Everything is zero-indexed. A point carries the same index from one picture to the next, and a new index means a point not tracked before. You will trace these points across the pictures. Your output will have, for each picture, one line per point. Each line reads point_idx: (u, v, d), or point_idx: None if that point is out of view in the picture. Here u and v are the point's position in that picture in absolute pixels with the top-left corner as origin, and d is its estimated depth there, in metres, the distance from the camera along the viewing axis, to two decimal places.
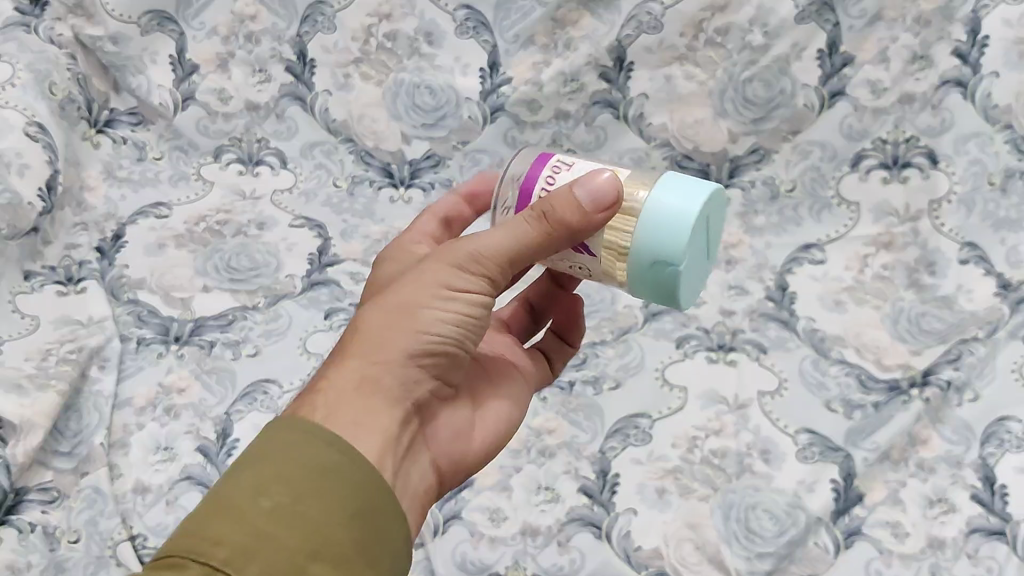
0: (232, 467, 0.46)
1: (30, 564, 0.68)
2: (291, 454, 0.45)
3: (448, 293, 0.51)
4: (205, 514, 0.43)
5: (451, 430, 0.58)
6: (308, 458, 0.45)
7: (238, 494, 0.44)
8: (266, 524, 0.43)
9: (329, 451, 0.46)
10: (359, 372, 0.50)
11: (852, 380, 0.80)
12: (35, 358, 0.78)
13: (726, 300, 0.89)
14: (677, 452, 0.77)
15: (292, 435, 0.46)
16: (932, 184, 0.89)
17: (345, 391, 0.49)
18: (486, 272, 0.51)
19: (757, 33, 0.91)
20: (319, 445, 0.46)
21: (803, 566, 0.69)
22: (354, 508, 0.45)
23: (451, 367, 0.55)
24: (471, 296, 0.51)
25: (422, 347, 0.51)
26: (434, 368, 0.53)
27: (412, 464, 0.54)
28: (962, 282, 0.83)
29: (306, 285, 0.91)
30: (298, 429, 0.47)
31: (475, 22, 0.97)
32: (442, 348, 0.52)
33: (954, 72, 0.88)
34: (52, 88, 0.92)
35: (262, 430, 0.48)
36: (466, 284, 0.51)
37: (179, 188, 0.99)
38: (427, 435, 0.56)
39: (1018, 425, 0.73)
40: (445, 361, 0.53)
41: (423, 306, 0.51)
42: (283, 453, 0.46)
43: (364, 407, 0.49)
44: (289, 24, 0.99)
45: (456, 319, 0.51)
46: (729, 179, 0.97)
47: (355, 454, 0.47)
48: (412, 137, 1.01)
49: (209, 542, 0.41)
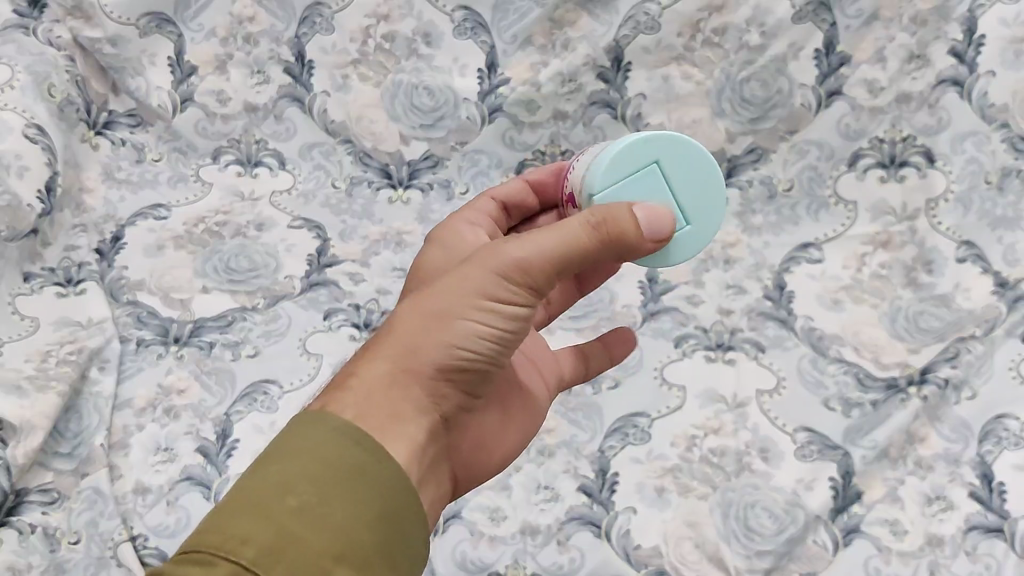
0: (255, 464, 0.46)
1: (31, 565, 0.68)
2: (316, 452, 0.46)
3: (479, 296, 0.51)
4: (234, 510, 0.43)
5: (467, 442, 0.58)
6: (334, 456, 0.46)
7: (265, 492, 0.43)
8: (293, 525, 0.43)
9: (355, 451, 0.46)
10: (389, 373, 0.50)
11: (850, 378, 0.81)
12: (35, 359, 0.78)
13: (724, 299, 0.89)
14: (675, 451, 0.77)
15: (318, 432, 0.46)
16: (929, 183, 0.89)
17: (376, 387, 0.50)
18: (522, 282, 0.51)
19: (755, 32, 0.92)
20: (344, 443, 0.46)
21: (803, 564, 0.69)
22: (377, 510, 0.45)
23: (482, 377, 0.54)
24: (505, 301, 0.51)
25: (454, 351, 0.51)
26: (461, 374, 0.52)
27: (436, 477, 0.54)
28: (959, 281, 0.84)
29: (305, 285, 0.91)
30: (324, 427, 0.47)
31: (473, 23, 0.97)
32: (472, 354, 0.51)
33: (951, 71, 0.87)
34: (52, 90, 0.92)
35: (288, 424, 0.48)
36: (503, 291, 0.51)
37: (178, 189, 0.99)
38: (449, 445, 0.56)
39: (1016, 423, 0.73)
40: (478, 377, 0.53)
41: (462, 321, 0.51)
42: (310, 451, 0.46)
43: (398, 416, 0.49)
44: (287, 26, 0.99)
45: (485, 323, 0.51)
46: (728, 179, 0.96)
47: (381, 456, 0.47)
48: (411, 138, 1.01)
49: (236, 540, 0.41)
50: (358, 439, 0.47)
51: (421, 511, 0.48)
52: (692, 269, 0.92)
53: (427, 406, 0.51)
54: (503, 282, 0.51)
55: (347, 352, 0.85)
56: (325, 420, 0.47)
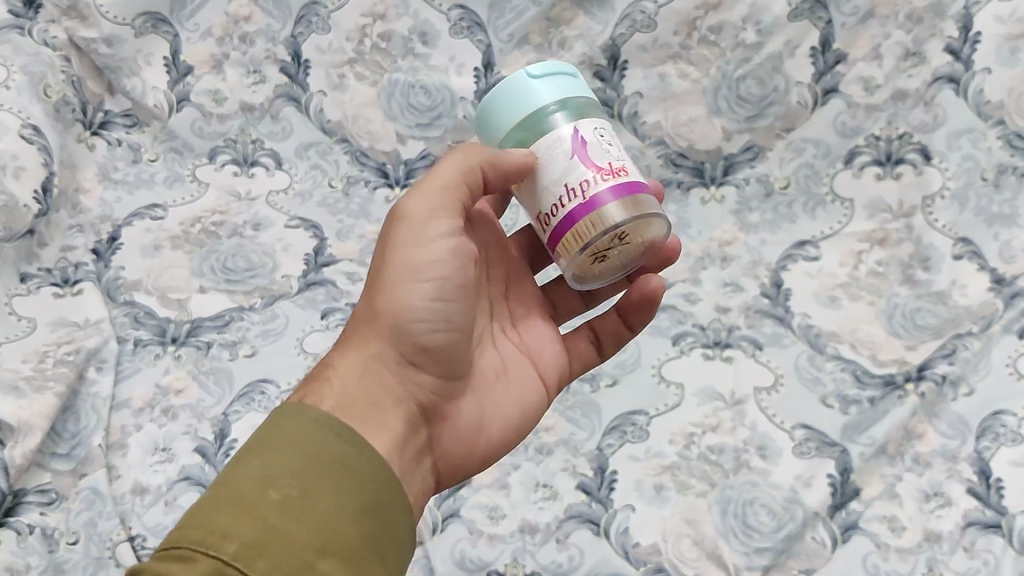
0: (234, 460, 0.46)
1: (30, 565, 0.68)
2: (298, 444, 0.46)
3: (414, 251, 0.55)
4: (218, 506, 0.43)
5: (456, 435, 0.59)
6: (315, 448, 0.46)
7: (248, 488, 0.44)
8: (279, 518, 0.43)
9: (338, 442, 0.47)
10: (357, 356, 0.54)
11: (848, 375, 0.81)
12: (33, 359, 0.78)
13: (721, 297, 0.89)
14: (674, 448, 0.77)
15: (300, 425, 0.47)
16: (925, 180, 0.89)
17: (345, 371, 0.53)
18: (443, 219, 0.56)
19: (750, 31, 0.92)
20: (326, 436, 0.47)
21: (802, 560, 0.69)
22: (361, 503, 0.46)
23: (448, 355, 0.57)
24: (439, 249, 0.55)
25: (408, 319, 0.54)
26: (425, 349, 0.55)
27: (417, 465, 0.54)
28: (956, 278, 0.84)
29: (302, 285, 0.91)
30: (306, 420, 0.47)
31: (470, 22, 0.97)
32: (427, 320, 0.55)
33: (947, 68, 0.88)
34: (47, 90, 0.92)
35: (268, 418, 0.48)
36: (431, 237, 0.55)
37: (174, 190, 0.98)
38: (432, 435, 0.57)
39: (1013, 419, 0.73)
40: (441, 351, 0.56)
41: (411, 284, 0.54)
42: (291, 445, 0.46)
43: (363, 391, 0.52)
44: (283, 25, 0.99)
45: (430, 280, 0.55)
46: (723, 177, 0.97)
47: (365, 449, 0.47)
48: (407, 137, 1.01)
49: (220, 535, 0.41)
50: (331, 429, 0.47)
51: (405, 502, 0.49)
52: (689, 267, 0.92)
53: (398, 391, 0.54)
54: (427, 226, 0.55)
55: None
56: (306, 411, 0.48)
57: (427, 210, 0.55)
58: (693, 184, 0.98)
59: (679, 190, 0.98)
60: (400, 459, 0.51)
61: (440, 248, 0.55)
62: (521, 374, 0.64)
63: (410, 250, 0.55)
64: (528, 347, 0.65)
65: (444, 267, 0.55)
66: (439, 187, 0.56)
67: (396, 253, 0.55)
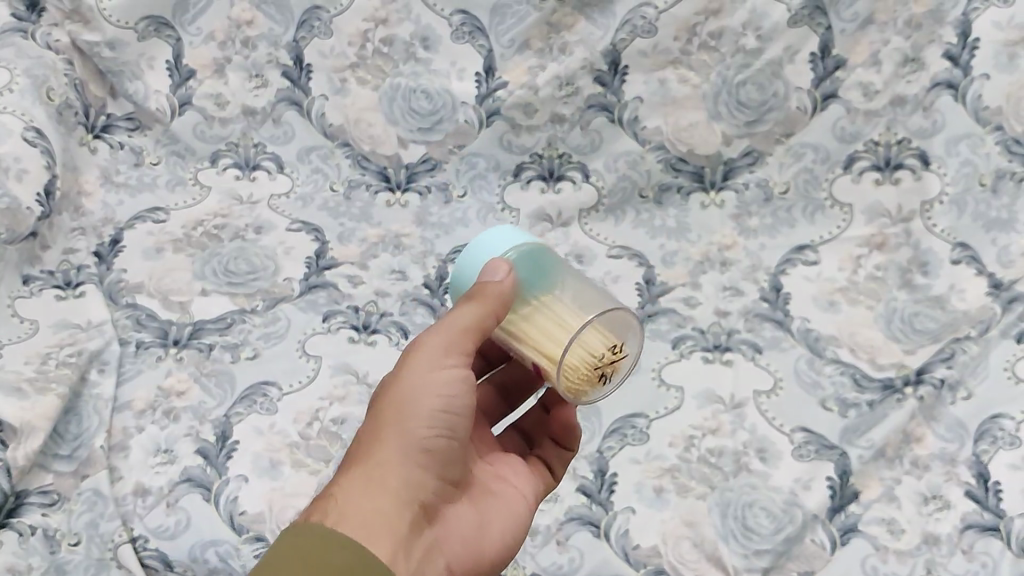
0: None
1: (32, 566, 0.68)
2: (309, 563, 0.48)
3: (427, 376, 0.56)
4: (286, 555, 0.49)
5: (459, 538, 0.60)
6: (326, 563, 0.48)
7: None
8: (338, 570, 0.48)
9: (342, 550, 0.49)
10: (361, 477, 0.54)
11: (846, 379, 0.81)
12: (35, 361, 0.78)
13: (721, 301, 0.89)
14: (674, 451, 0.78)
15: (307, 536, 0.50)
16: (923, 185, 0.89)
17: (350, 491, 0.53)
18: (455, 354, 0.57)
19: (750, 36, 0.93)
20: (332, 552, 0.49)
21: (801, 563, 0.69)
22: None
23: (449, 460, 0.58)
24: (446, 377, 0.56)
25: (417, 428, 0.55)
26: (429, 454, 0.56)
27: (428, 569, 0.56)
28: (954, 282, 0.84)
29: (304, 288, 0.91)
30: (314, 535, 0.50)
31: (471, 27, 0.98)
32: (434, 429, 0.56)
33: (945, 74, 0.88)
34: (50, 93, 0.92)
35: (276, 538, 0.50)
36: (441, 366, 0.56)
37: (176, 193, 0.99)
38: (438, 540, 0.58)
39: (1011, 422, 0.74)
40: (445, 454, 0.57)
41: (411, 424, 0.55)
42: (300, 560, 0.48)
43: (370, 505, 0.53)
44: (285, 30, 1.00)
45: (439, 396, 0.56)
46: (723, 182, 0.98)
47: (368, 556, 0.50)
48: (409, 141, 1.01)
49: None
50: (373, 508, 0.53)
51: None
52: (689, 271, 0.92)
53: (406, 494, 0.55)
54: (442, 356, 0.56)
55: (346, 353, 0.85)
56: (313, 530, 0.50)
57: (450, 332, 0.56)
58: (692, 188, 0.98)
59: (679, 195, 0.98)
60: (404, 564, 0.53)
61: (447, 377, 0.56)
62: (500, 466, 0.66)
63: (427, 399, 0.55)
64: (503, 464, 0.67)
65: (454, 396, 0.56)
66: (455, 329, 0.56)
67: (400, 388, 0.56)
